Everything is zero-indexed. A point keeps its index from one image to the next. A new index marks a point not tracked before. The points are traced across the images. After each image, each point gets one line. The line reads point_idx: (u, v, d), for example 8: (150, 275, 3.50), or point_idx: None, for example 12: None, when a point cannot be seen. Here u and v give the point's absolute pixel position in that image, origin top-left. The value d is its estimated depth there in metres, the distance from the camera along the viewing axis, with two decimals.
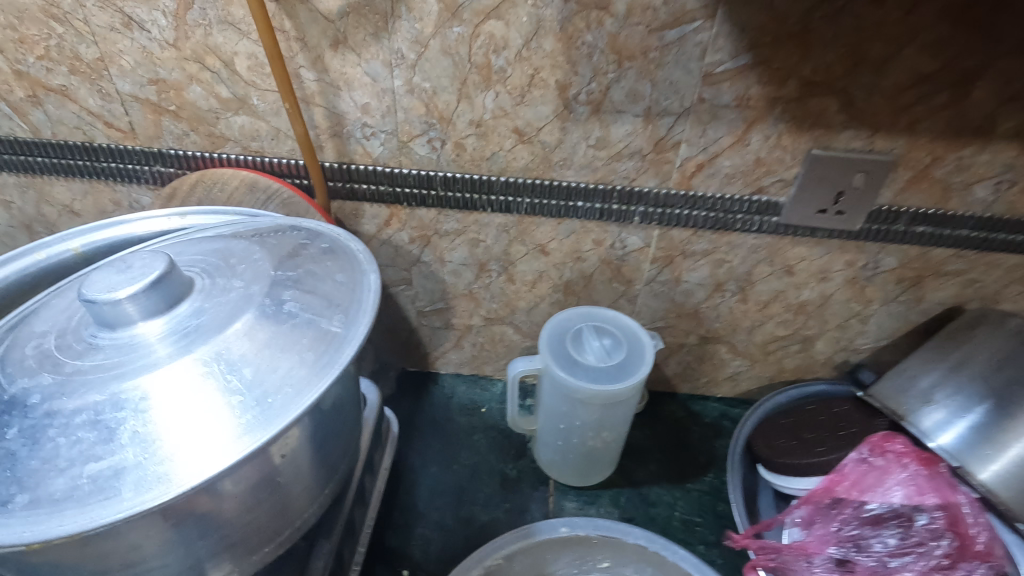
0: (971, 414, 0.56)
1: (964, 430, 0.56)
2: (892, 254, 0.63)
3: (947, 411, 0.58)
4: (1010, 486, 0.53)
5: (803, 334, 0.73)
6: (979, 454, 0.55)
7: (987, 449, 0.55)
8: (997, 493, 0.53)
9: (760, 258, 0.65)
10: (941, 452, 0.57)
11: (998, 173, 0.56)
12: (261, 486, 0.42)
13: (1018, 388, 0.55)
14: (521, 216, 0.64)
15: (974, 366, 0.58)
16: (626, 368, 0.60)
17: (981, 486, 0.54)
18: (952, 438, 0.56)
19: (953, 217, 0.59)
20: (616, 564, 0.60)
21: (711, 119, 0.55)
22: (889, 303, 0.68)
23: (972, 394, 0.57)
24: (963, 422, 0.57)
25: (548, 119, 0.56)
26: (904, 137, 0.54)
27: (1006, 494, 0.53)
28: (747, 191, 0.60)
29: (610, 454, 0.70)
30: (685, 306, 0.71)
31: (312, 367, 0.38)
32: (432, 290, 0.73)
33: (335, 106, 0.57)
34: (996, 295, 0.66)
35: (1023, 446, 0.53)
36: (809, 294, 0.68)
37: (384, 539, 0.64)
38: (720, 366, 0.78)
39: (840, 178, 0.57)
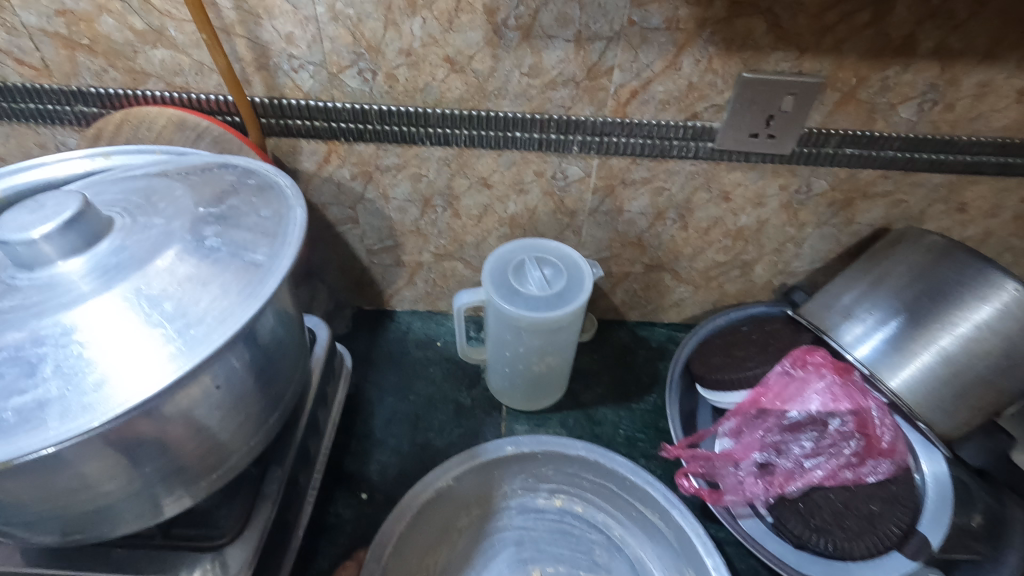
0: (887, 327, 0.60)
1: (879, 342, 0.60)
2: (823, 177, 0.65)
3: (866, 325, 0.61)
4: (914, 390, 0.58)
5: (742, 259, 0.75)
6: (890, 363, 0.59)
7: (897, 358, 0.59)
8: (903, 396, 0.58)
9: (698, 185, 0.67)
10: (857, 363, 0.61)
11: (921, 93, 0.57)
12: (201, 416, 0.43)
13: (930, 300, 0.58)
14: (460, 148, 0.63)
15: (892, 280, 0.61)
16: (566, 296, 0.61)
17: (888, 392, 0.59)
18: (868, 350, 0.60)
19: (879, 138, 0.61)
20: (558, 472, 0.65)
21: (641, 43, 0.54)
22: (822, 226, 0.71)
23: (888, 307, 0.60)
24: (879, 334, 0.60)
25: (479, 46, 0.55)
26: (831, 58, 0.55)
27: (909, 396, 0.58)
28: (682, 117, 0.60)
29: (557, 378, 0.73)
30: (629, 236, 0.73)
31: (235, 299, 0.39)
32: (379, 228, 0.73)
33: (257, 36, 0.55)
34: (921, 215, 0.69)
35: (929, 354, 0.57)
36: (746, 220, 0.70)
37: (343, 465, 0.67)
38: (665, 293, 0.81)
39: (769, 102, 0.58)
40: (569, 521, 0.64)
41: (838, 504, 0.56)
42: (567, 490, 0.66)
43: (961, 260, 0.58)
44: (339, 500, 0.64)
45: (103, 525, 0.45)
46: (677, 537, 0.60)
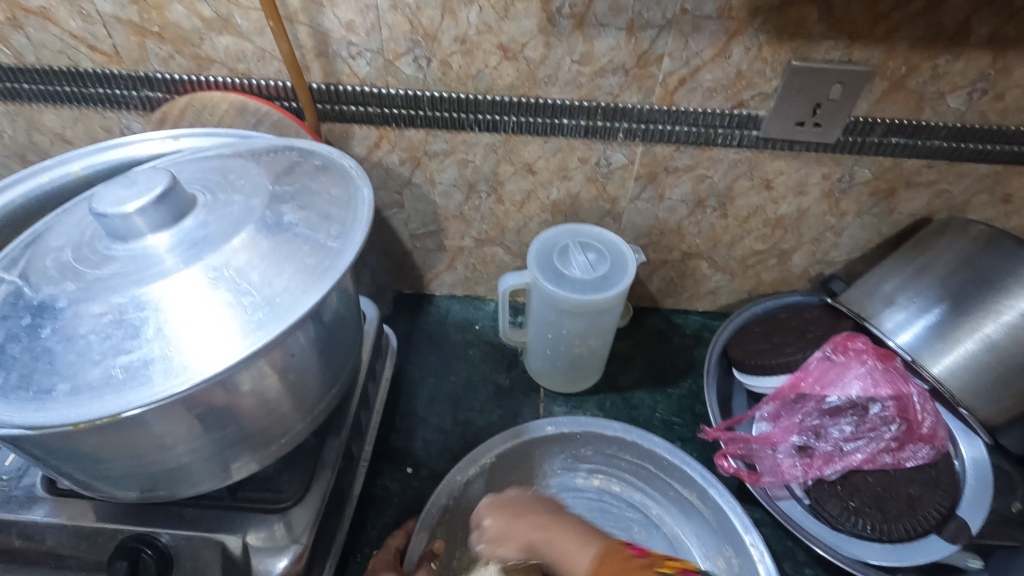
0: (930, 314, 0.60)
1: (922, 329, 0.60)
2: (867, 165, 0.66)
3: (908, 312, 0.62)
4: (956, 377, 0.59)
5: (781, 248, 0.76)
6: (932, 349, 0.59)
7: (940, 346, 0.59)
8: (946, 383, 0.59)
9: (741, 173, 0.67)
10: (899, 349, 0.61)
11: (971, 82, 0.57)
12: (274, 384, 0.46)
13: (974, 288, 0.59)
14: (508, 134, 0.65)
15: (936, 269, 0.62)
16: (610, 280, 0.63)
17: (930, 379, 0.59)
18: (910, 337, 0.61)
19: (926, 127, 0.61)
20: (597, 452, 0.67)
21: (692, 31, 0.55)
22: (863, 216, 0.71)
23: (932, 294, 0.61)
24: (921, 321, 0.61)
25: (533, 34, 0.56)
26: (881, 46, 0.55)
27: (952, 383, 0.59)
28: (728, 105, 0.61)
29: (595, 361, 0.74)
30: (668, 223, 0.74)
31: (314, 272, 0.41)
32: (424, 213, 0.75)
33: (319, 24, 0.57)
34: (964, 205, 0.69)
35: (973, 341, 0.58)
36: (787, 208, 0.71)
37: (388, 440, 0.70)
38: (701, 281, 0.82)
39: (817, 90, 0.59)
40: (609, 500, 0.66)
41: (876, 487, 0.58)
42: (605, 470, 0.67)
43: (1008, 249, 0.58)
44: (386, 473, 0.66)
45: (176, 484, 0.47)
46: (716, 516, 0.61)
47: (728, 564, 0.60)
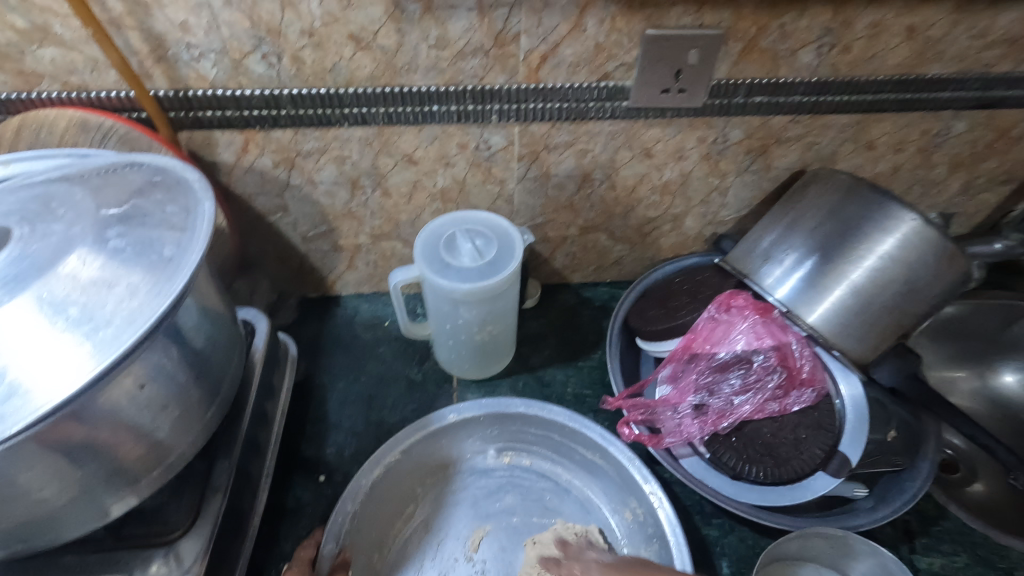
0: (802, 267, 0.64)
1: (796, 282, 0.64)
2: (738, 126, 0.67)
3: (784, 267, 0.65)
4: (829, 324, 0.62)
5: (672, 213, 0.78)
6: (806, 301, 0.63)
7: (813, 295, 0.63)
8: (821, 330, 0.63)
9: (620, 144, 0.68)
10: (778, 304, 0.65)
11: (818, 37, 0.59)
12: (131, 417, 0.42)
13: (838, 239, 0.62)
14: (380, 126, 0.63)
15: (805, 220, 0.64)
16: (496, 265, 0.62)
17: (807, 327, 0.63)
18: (787, 291, 0.64)
19: (785, 84, 0.63)
20: (502, 430, 0.67)
21: (543, 7, 0.55)
22: (743, 174, 0.73)
23: (803, 248, 0.64)
24: (796, 273, 0.64)
25: (381, 22, 0.55)
26: (729, 9, 0.56)
27: (826, 329, 0.62)
28: (594, 78, 0.61)
29: (501, 344, 0.74)
30: (560, 200, 0.74)
31: (144, 297, 0.39)
32: (311, 214, 0.72)
33: (150, 27, 0.53)
34: (833, 156, 0.72)
35: (840, 289, 0.61)
36: (671, 174, 0.72)
37: (299, 450, 0.68)
38: (604, 253, 0.83)
39: (675, 57, 0.59)
40: (519, 474, 0.66)
41: (767, 434, 0.61)
42: (513, 446, 0.67)
43: (865, 197, 0.60)
44: (298, 484, 0.65)
45: (46, 533, 0.44)
46: (618, 472, 0.62)
47: (633, 514, 0.61)
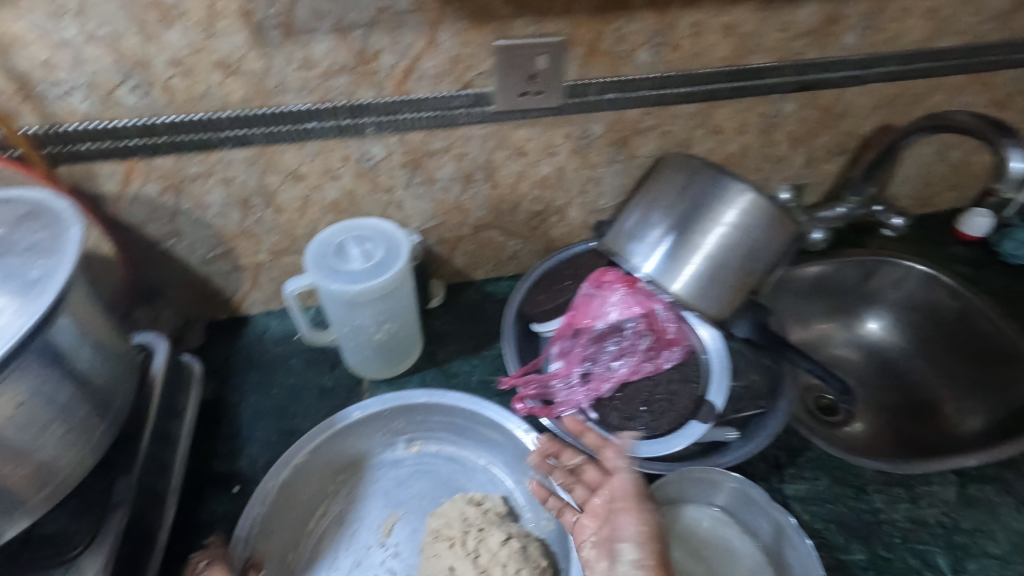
0: (665, 243, 0.70)
1: (661, 257, 0.70)
2: (597, 121, 0.75)
3: (650, 244, 0.70)
4: (693, 291, 0.69)
5: (555, 205, 0.84)
6: (671, 273, 0.69)
7: (676, 267, 0.69)
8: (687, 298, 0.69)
9: (493, 145, 0.74)
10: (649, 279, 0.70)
11: (649, 38, 0.67)
12: (10, 437, 0.44)
13: (691, 215, 0.69)
14: (260, 146, 0.67)
15: (660, 199, 0.72)
16: (385, 264, 0.67)
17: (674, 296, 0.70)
18: (654, 266, 0.70)
19: (630, 81, 0.71)
20: (409, 422, 0.71)
21: (397, 26, 0.60)
22: (612, 164, 0.81)
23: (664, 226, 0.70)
24: (660, 249, 0.70)
25: (245, 48, 0.58)
26: (565, 18, 0.63)
27: (691, 297, 0.69)
28: (457, 87, 0.67)
29: (405, 341, 0.79)
30: (448, 202, 0.79)
31: (10, 316, 0.41)
32: (206, 237, 0.75)
33: (13, 67, 0.55)
34: (687, 141, 0.80)
35: (698, 259, 0.68)
36: (546, 169, 0.79)
37: (212, 466, 0.70)
38: (500, 248, 0.89)
39: (527, 63, 0.66)
40: (428, 461, 0.70)
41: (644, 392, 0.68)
42: (421, 435, 0.71)
43: (709, 176, 0.69)
44: (211, 498, 0.66)
45: None
46: (516, 445, 0.68)
47: (533, 482, 0.67)
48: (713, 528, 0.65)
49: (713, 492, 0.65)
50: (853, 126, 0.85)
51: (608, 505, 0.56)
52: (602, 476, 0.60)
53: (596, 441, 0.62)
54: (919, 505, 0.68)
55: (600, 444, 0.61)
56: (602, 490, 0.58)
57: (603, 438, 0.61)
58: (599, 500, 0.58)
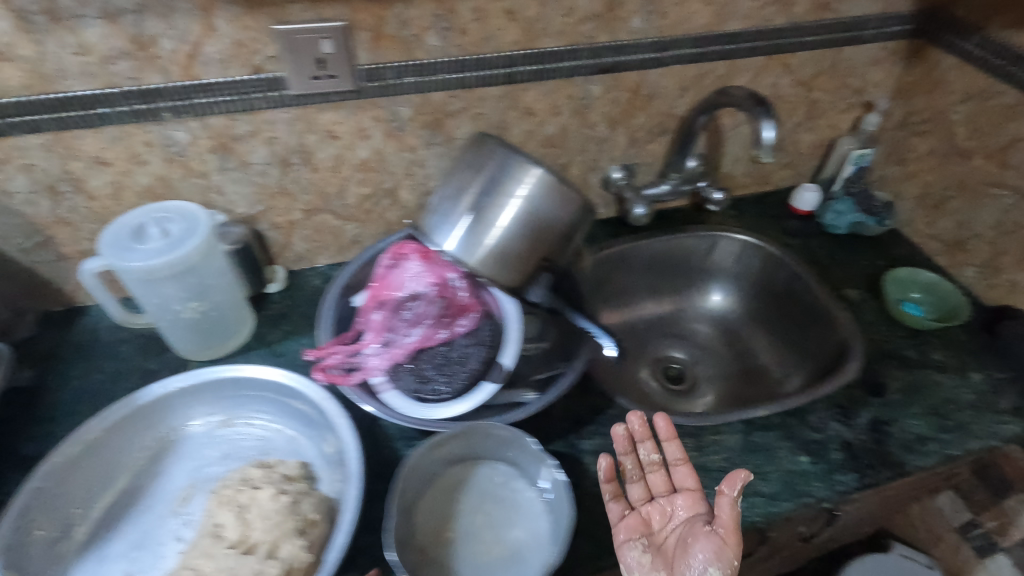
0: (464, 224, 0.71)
1: (461, 238, 0.71)
2: (403, 104, 0.78)
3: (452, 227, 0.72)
4: (495, 268, 0.71)
5: (385, 188, 0.88)
6: (471, 252, 0.71)
7: (475, 247, 0.71)
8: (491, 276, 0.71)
9: (302, 129, 0.77)
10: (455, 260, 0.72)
11: (433, 23, 0.71)
12: None
13: (485, 195, 0.70)
14: (54, 132, 0.69)
15: (454, 182, 0.74)
16: (180, 242, 0.69)
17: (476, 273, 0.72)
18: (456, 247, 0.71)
19: (427, 65, 0.75)
20: (218, 397, 0.73)
21: (168, 11, 0.63)
22: (431, 147, 0.84)
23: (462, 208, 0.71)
24: (460, 231, 0.71)
25: (14, 34, 0.61)
26: (341, 4, 0.67)
27: (494, 273, 0.71)
28: (247, 71, 0.69)
29: (226, 320, 0.81)
30: (270, 186, 0.82)
31: None
32: (20, 225, 0.76)
33: None
34: (503, 123, 0.84)
35: (495, 237, 0.70)
36: (364, 152, 0.82)
37: (18, 448, 0.70)
38: (339, 233, 0.91)
39: (312, 48, 0.69)
40: (236, 434, 0.73)
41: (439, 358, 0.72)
42: (232, 410, 0.74)
43: (499, 157, 0.70)
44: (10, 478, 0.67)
45: None
46: (316, 413, 0.71)
47: (330, 447, 0.69)
48: (503, 483, 0.69)
49: (501, 448, 0.69)
50: (667, 107, 0.91)
51: (697, 517, 0.62)
52: (668, 487, 0.67)
53: (676, 454, 0.68)
54: (703, 454, 0.73)
55: (681, 459, 0.68)
56: (683, 501, 0.65)
57: (681, 455, 0.68)
58: (681, 508, 0.64)
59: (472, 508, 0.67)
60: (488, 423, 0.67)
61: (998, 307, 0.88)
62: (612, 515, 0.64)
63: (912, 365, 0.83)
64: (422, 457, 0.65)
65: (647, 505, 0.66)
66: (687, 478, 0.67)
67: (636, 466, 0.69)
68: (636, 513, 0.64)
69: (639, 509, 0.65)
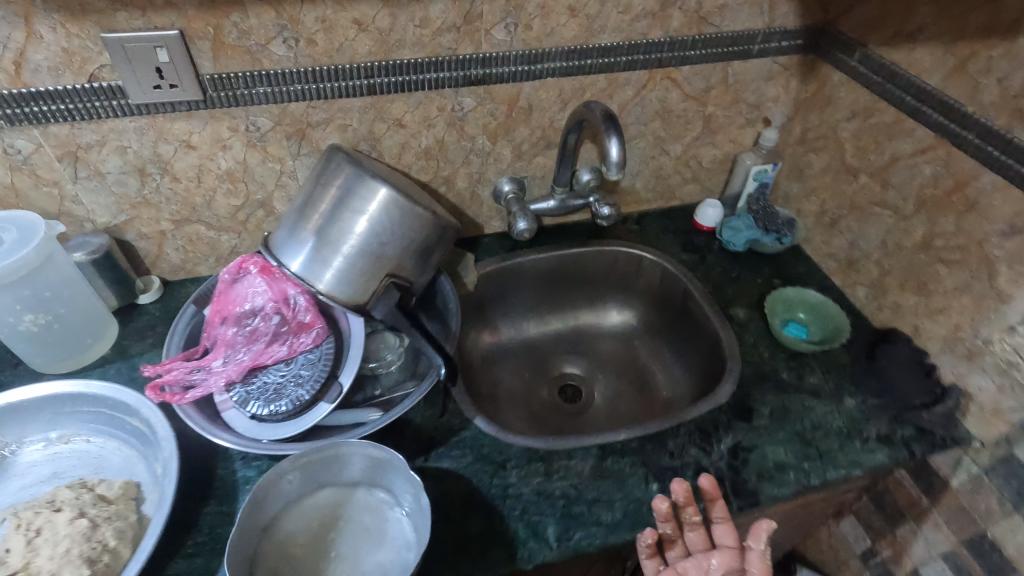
0: (309, 244, 0.68)
1: (306, 258, 0.68)
2: (260, 114, 0.77)
3: (297, 245, 0.69)
4: (340, 288, 0.69)
5: (256, 199, 0.86)
6: (315, 272, 0.68)
7: (320, 267, 0.68)
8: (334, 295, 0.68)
9: (155, 139, 0.76)
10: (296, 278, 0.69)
11: (276, 32, 0.70)
12: None
13: (332, 215, 0.68)
14: None
15: (303, 200, 0.71)
16: (9, 252, 0.68)
17: (322, 294, 0.68)
18: (299, 266, 0.68)
19: (277, 75, 0.73)
20: (55, 413, 0.71)
21: None
22: (299, 158, 0.83)
23: (309, 227, 0.69)
24: (305, 250, 0.68)
25: None
26: (172, 12, 0.66)
27: (338, 293, 0.69)
28: (83, 80, 0.68)
29: (80, 333, 0.79)
30: (131, 196, 0.80)
31: None
32: None
33: None
34: (373, 134, 0.83)
35: (340, 257, 0.68)
36: (227, 163, 0.80)
37: None
38: (215, 243, 0.89)
39: (147, 57, 0.68)
40: (71, 453, 0.70)
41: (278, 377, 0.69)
42: (71, 428, 0.72)
43: (350, 177, 0.68)
44: None
45: None
46: (150, 432, 0.68)
47: (159, 468, 0.67)
48: (371, 506, 0.65)
49: (377, 472, 0.66)
50: (549, 120, 0.89)
51: (729, 568, 0.64)
52: (705, 543, 0.66)
53: (720, 513, 0.64)
54: (551, 479, 0.70)
55: (724, 518, 0.64)
56: (720, 558, 0.64)
57: (724, 514, 0.65)
58: (715, 565, 0.64)
59: (338, 523, 0.64)
60: (362, 443, 0.64)
61: (883, 330, 0.86)
62: (682, 547, 0.66)
63: (786, 388, 0.80)
64: (285, 472, 0.62)
65: (684, 562, 0.65)
66: (726, 536, 0.65)
67: (673, 530, 0.64)
68: (692, 563, 0.65)
69: (675, 565, 0.65)
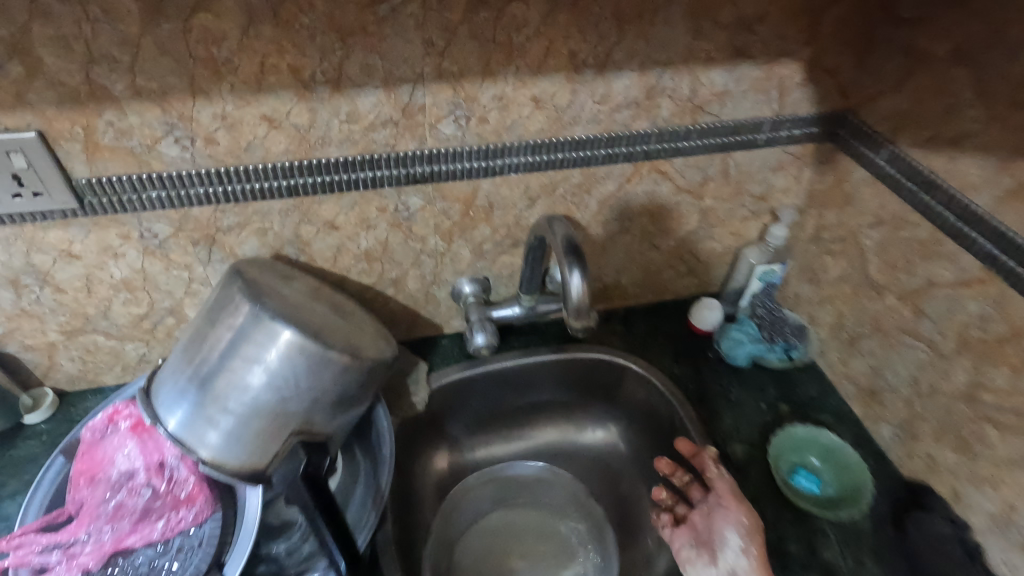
0: (189, 396, 0.54)
1: (184, 414, 0.54)
2: (157, 220, 0.63)
3: (175, 397, 0.55)
4: (226, 454, 0.54)
5: (164, 307, 0.72)
6: (195, 433, 0.54)
7: (200, 426, 0.54)
8: (218, 463, 0.54)
9: (26, 249, 0.62)
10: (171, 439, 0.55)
11: (165, 131, 0.57)
12: None
13: (222, 361, 0.54)
14: None
15: (190, 337, 0.57)
16: None
17: (203, 462, 0.54)
18: (176, 424, 0.54)
19: (171, 177, 0.60)
20: None
21: None
22: (211, 265, 0.69)
23: (190, 374, 0.55)
24: (184, 403, 0.54)
25: None
26: (26, 111, 0.53)
27: (223, 460, 0.54)
28: None
29: None
30: (5, 309, 0.67)
31: None
32: None
33: None
34: (300, 237, 0.69)
35: (227, 416, 0.53)
36: (122, 271, 0.67)
37: None
38: (118, 353, 0.75)
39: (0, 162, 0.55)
40: None
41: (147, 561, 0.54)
42: None
43: (250, 314, 0.55)
44: None
45: None
46: None
47: None
48: None
49: None
50: (515, 217, 0.75)
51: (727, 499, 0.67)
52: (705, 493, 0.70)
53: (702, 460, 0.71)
54: None
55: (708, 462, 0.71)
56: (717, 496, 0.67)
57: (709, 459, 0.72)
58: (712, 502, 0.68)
59: None
60: None
61: (913, 488, 0.70)
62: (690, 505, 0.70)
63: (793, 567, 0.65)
64: None
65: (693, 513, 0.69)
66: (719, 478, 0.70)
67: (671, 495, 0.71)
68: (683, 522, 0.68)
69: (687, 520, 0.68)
